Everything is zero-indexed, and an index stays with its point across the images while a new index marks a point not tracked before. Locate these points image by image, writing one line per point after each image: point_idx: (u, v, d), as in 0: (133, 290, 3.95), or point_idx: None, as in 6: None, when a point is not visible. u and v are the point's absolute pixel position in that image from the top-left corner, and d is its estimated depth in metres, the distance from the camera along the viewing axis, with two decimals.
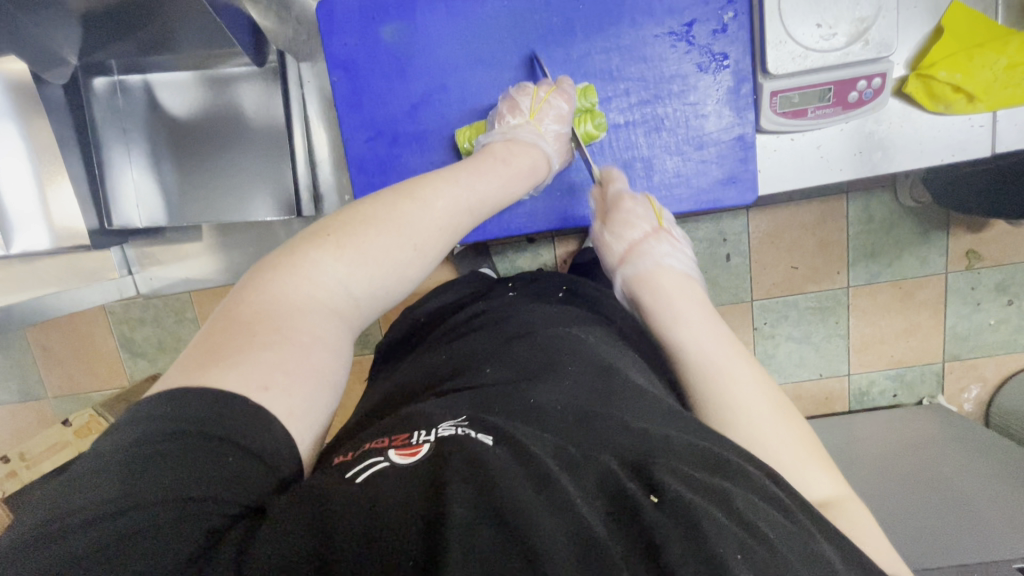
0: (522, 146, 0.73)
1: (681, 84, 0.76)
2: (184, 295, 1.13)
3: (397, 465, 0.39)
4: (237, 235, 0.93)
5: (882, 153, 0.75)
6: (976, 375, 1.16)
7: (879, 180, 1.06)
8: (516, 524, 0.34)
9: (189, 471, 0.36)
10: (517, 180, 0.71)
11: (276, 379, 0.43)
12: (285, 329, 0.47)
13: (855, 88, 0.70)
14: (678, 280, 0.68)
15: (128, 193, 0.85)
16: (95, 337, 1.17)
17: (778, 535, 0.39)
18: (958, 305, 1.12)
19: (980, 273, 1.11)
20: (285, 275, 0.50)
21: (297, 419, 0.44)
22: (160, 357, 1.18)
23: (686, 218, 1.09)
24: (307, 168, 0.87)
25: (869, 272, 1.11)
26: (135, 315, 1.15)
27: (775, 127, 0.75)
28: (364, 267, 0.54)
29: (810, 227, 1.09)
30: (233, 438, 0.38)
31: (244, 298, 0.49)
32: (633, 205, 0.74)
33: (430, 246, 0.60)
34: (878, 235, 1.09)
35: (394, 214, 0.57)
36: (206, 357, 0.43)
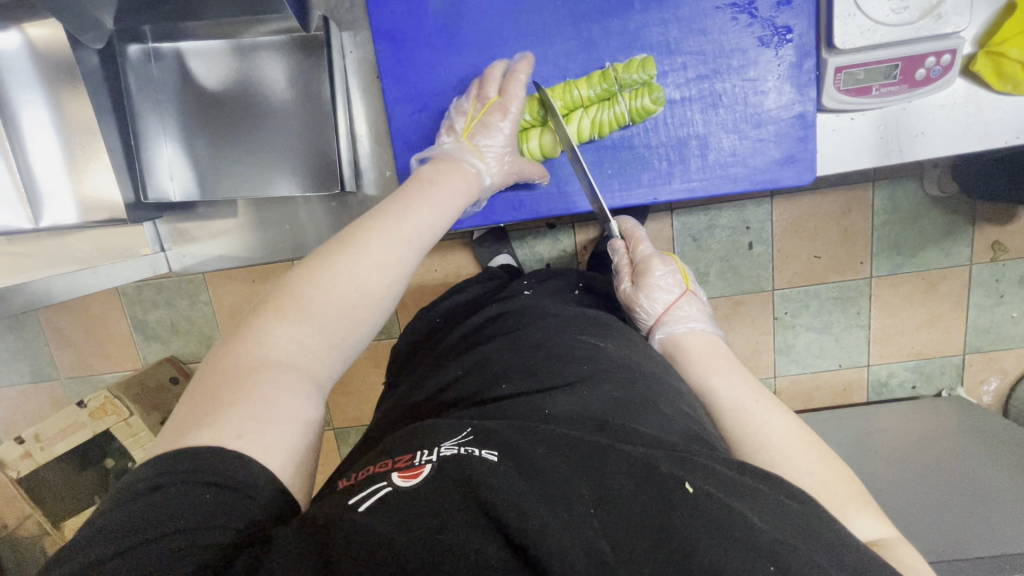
0: (452, 165, 0.70)
1: (740, 59, 0.75)
2: (198, 277, 1.11)
3: (399, 489, 0.39)
4: (268, 211, 0.87)
5: (947, 134, 0.75)
6: (996, 368, 1.15)
7: (907, 169, 1.05)
8: (523, 545, 0.34)
9: (179, 507, 0.37)
10: (450, 201, 0.65)
11: (248, 428, 0.43)
12: (243, 388, 0.45)
13: (923, 65, 0.70)
14: (708, 344, 0.71)
15: (164, 164, 0.81)
16: (108, 319, 1.15)
17: (812, 545, 0.37)
18: (981, 296, 1.11)
19: (1005, 265, 1.09)
20: (237, 343, 0.49)
21: (281, 459, 0.43)
22: (173, 339, 1.16)
23: (710, 206, 1.08)
24: (347, 141, 0.83)
25: (893, 263, 1.10)
26: (148, 297, 1.13)
27: (838, 105, 0.74)
28: (313, 320, 0.51)
29: (834, 216, 1.08)
30: (220, 481, 0.39)
31: (210, 367, 0.48)
32: (662, 270, 0.78)
33: (377, 286, 0.55)
34: (904, 225, 1.08)
35: (329, 265, 0.53)
36: (177, 427, 0.43)
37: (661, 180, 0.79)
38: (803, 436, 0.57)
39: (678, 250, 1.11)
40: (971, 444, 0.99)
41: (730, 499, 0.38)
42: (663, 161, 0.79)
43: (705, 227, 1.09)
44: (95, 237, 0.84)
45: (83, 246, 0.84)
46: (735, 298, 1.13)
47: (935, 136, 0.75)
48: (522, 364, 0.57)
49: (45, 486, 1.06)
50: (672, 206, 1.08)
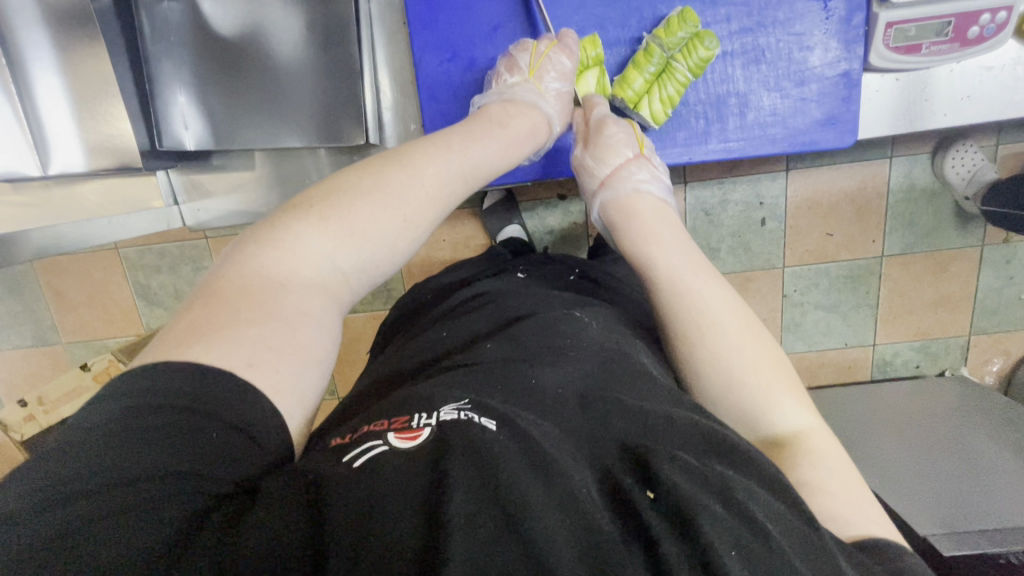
0: (520, 107, 0.71)
1: (786, 11, 0.73)
2: (201, 241, 1.10)
3: (397, 450, 0.38)
4: (286, 165, 0.88)
5: (989, 99, 0.75)
6: (1000, 349, 1.16)
7: (927, 144, 1.03)
8: (520, 517, 0.32)
9: (172, 446, 0.34)
10: (517, 146, 0.68)
11: (264, 357, 0.41)
12: (268, 306, 0.44)
13: (977, 23, 0.69)
14: (659, 214, 0.69)
15: (178, 113, 0.79)
16: (110, 283, 1.13)
17: (785, 528, 0.37)
18: (991, 277, 1.11)
19: (1017, 246, 1.09)
20: (266, 250, 0.48)
21: (290, 397, 0.42)
22: (177, 306, 1.15)
23: (724, 179, 1.06)
24: (371, 93, 0.83)
25: (906, 241, 1.09)
26: (150, 262, 1.12)
27: (885, 64, 0.73)
28: (350, 239, 0.51)
29: (849, 193, 1.06)
30: (211, 411, 0.36)
31: (232, 268, 0.47)
32: (616, 129, 0.74)
33: (421, 215, 0.57)
34: (920, 204, 1.07)
35: (382, 184, 0.55)
36: (195, 322, 0.42)
37: (697, 140, 0.78)
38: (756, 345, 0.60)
39: (690, 225, 1.09)
40: (978, 422, 1.00)
41: (712, 481, 0.38)
42: (701, 119, 0.77)
43: (718, 201, 1.07)
44: (105, 189, 0.81)
45: (91, 198, 0.80)
46: (745, 274, 1.12)
47: (979, 101, 0.76)
48: (510, 333, 0.55)
49: (49, 450, 1.05)
50: (686, 178, 1.07)
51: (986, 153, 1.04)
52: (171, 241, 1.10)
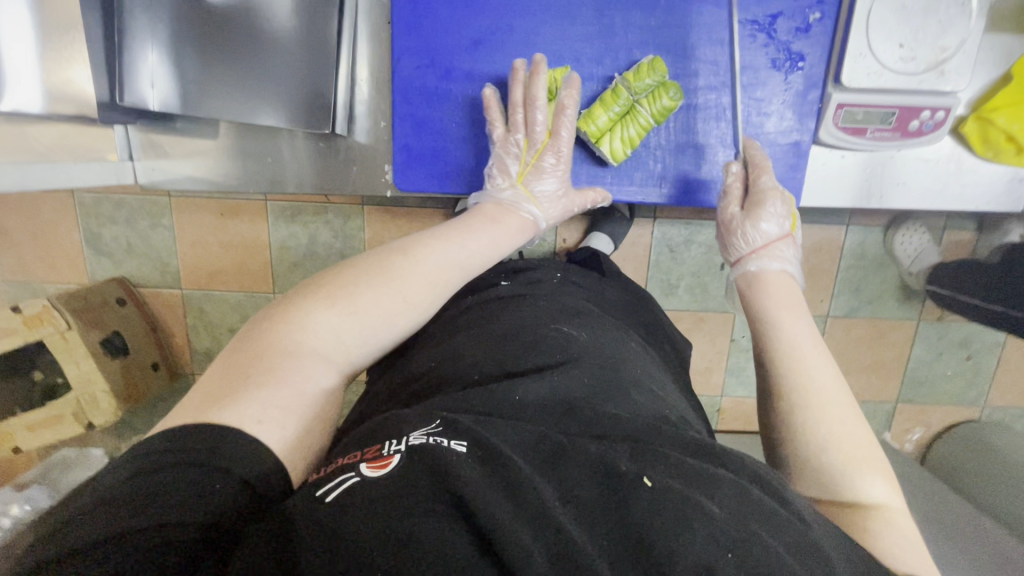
0: (507, 210, 0.76)
1: (751, 76, 0.77)
2: (163, 199, 1.07)
3: (364, 480, 0.37)
4: (251, 139, 0.85)
5: (924, 186, 0.81)
6: (922, 420, 1.23)
7: (882, 217, 1.09)
8: (487, 536, 0.33)
9: (179, 496, 0.37)
10: (509, 239, 0.74)
11: (269, 416, 0.45)
12: (273, 371, 0.48)
13: (918, 117, 0.74)
14: (788, 288, 0.67)
15: (144, 70, 0.73)
16: (58, 226, 1.09)
17: (767, 530, 0.38)
18: (922, 351, 1.18)
19: (950, 326, 1.16)
20: (281, 325, 0.53)
21: (287, 449, 0.45)
22: (128, 261, 1.11)
23: (691, 220, 1.09)
24: (345, 83, 0.82)
25: (850, 306, 1.15)
26: (106, 212, 1.08)
27: (834, 141, 0.77)
28: (355, 316, 0.56)
29: (805, 252, 1.11)
30: (207, 455, 0.40)
31: (248, 339, 0.52)
32: (776, 204, 0.73)
33: (421, 297, 0.62)
34: (868, 273, 1.13)
35: (385, 269, 0.61)
36: (206, 391, 0.46)
37: (651, 181, 0.81)
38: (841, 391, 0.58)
39: (652, 259, 1.12)
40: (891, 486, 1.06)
41: (694, 494, 0.39)
42: (658, 163, 0.81)
43: (683, 240, 1.11)
44: (58, 131, 0.78)
45: (42, 140, 0.76)
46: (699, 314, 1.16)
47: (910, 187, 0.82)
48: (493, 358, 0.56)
49: None
50: (656, 214, 1.10)
51: (934, 235, 1.10)
52: (131, 193, 1.06)
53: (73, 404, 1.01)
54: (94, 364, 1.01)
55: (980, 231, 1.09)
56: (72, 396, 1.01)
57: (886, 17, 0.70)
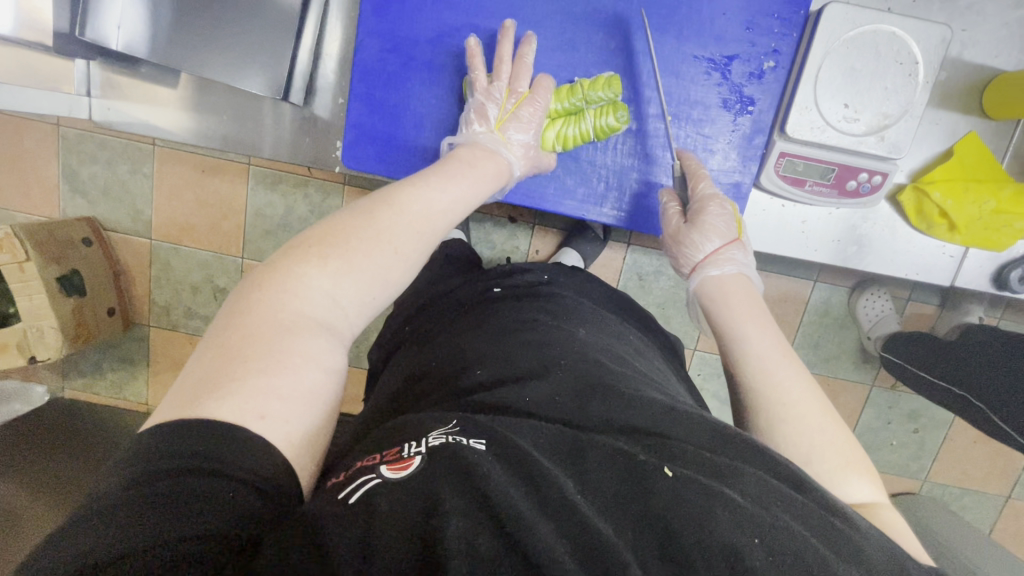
0: (485, 151, 0.70)
1: (700, 112, 0.77)
2: (147, 146, 1.07)
3: (388, 481, 0.35)
4: (214, 97, 0.85)
5: (855, 247, 0.82)
6: None
7: (850, 278, 1.11)
8: (514, 534, 0.31)
9: (177, 514, 0.30)
10: (486, 185, 0.66)
11: (274, 407, 0.38)
12: (268, 350, 0.41)
13: (855, 178, 0.75)
14: (747, 293, 0.65)
15: (114, 10, 0.74)
16: (38, 158, 1.09)
17: (781, 502, 0.38)
18: (871, 417, 1.19)
19: (901, 396, 1.17)
20: (258, 298, 0.44)
21: (300, 442, 0.39)
22: (101, 202, 1.11)
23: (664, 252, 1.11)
24: (309, 55, 0.82)
25: (806, 360, 1.16)
26: (88, 150, 1.08)
27: (774, 188, 0.78)
28: (352, 275, 0.48)
29: (771, 301, 1.13)
30: (213, 462, 0.33)
31: (225, 325, 0.42)
32: (716, 213, 0.72)
33: (413, 248, 0.54)
34: (828, 330, 1.14)
35: (373, 224, 0.51)
36: (191, 381, 0.39)
37: (594, 200, 0.81)
38: (817, 396, 0.54)
39: (622, 283, 1.13)
40: None
41: (712, 482, 0.38)
42: (602, 183, 0.81)
43: (653, 270, 1.12)
44: (18, 55, 0.80)
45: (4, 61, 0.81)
46: None
47: (847, 246, 0.82)
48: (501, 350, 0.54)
49: None
50: (631, 240, 1.11)
51: (897, 304, 1.12)
52: (115, 136, 1.06)
53: (19, 335, 0.99)
54: (47, 299, 0.99)
55: (941, 306, 1.11)
56: (20, 328, 0.99)
57: (835, 76, 0.71)
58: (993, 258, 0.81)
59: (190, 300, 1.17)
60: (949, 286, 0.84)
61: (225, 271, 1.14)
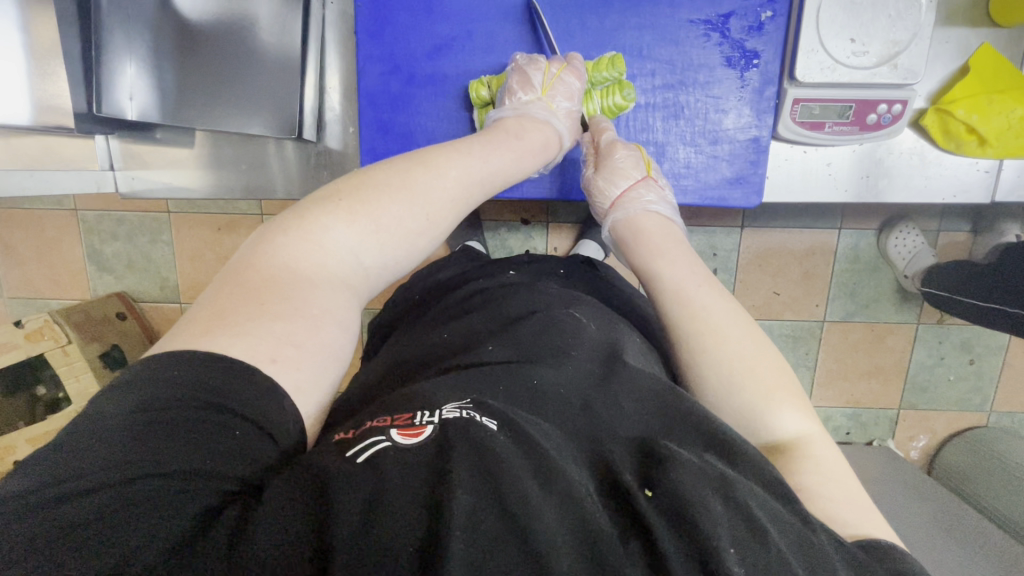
0: (535, 122, 0.71)
1: (706, 75, 0.77)
2: (162, 214, 1.10)
3: (399, 446, 0.35)
4: (228, 149, 0.88)
5: (886, 179, 0.80)
6: (926, 427, 1.20)
7: (875, 219, 1.09)
8: (518, 520, 0.30)
9: (193, 445, 0.32)
10: (531, 158, 0.67)
11: (286, 353, 0.39)
12: (289, 299, 0.42)
13: (875, 111, 0.74)
14: (702, 292, 0.65)
15: (123, 80, 0.71)
16: (62, 244, 1.12)
17: (794, 532, 0.36)
18: (923, 355, 1.16)
19: (950, 329, 1.14)
20: (290, 241, 0.46)
21: (308, 398, 0.40)
22: (128, 275, 1.14)
23: (681, 227, 1.10)
24: (315, 92, 0.85)
25: (846, 310, 1.14)
26: (108, 228, 1.11)
27: (793, 136, 0.78)
28: (375, 237, 0.50)
29: (798, 256, 1.11)
30: (231, 403, 0.34)
31: (252, 259, 0.44)
32: (642, 187, 0.72)
33: (444, 217, 0.55)
34: (862, 276, 1.12)
35: (409, 183, 0.53)
36: (214, 312, 0.40)
37: None
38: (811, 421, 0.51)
39: None
40: (893, 493, 1.04)
41: (721, 491, 0.36)
42: None
43: None
44: None
45: None
46: None
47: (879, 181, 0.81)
48: (511, 335, 0.53)
49: None
50: None
51: (928, 237, 1.10)
52: (132, 210, 1.10)
53: (72, 416, 1.03)
54: (93, 377, 1.03)
55: (975, 232, 1.08)
56: (71, 409, 1.02)
57: (836, 13, 0.70)
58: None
59: None
60: (987, 204, 0.81)
61: None
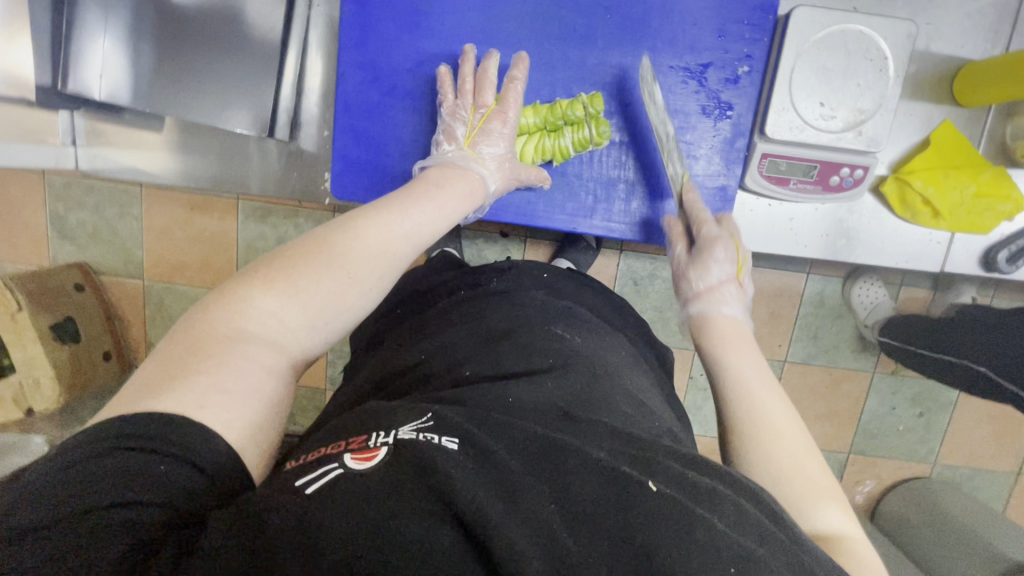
0: (456, 171, 0.69)
1: (681, 120, 0.78)
2: (133, 189, 1.07)
3: (352, 472, 0.35)
4: (196, 137, 0.85)
5: (848, 240, 0.83)
6: (873, 473, 1.24)
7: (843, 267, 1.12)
8: (479, 538, 0.31)
9: (126, 485, 0.32)
10: (456, 207, 0.65)
11: (215, 399, 0.39)
12: (210, 359, 0.41)
13: (837, 173, 0.76)
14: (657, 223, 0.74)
15: (95, 58, 0.73)
16: (25, 207, 1.09)
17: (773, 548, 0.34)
18: (876, 404, 1.19)
19: (903, 381, 1.18)
20: (216, 310, 0.45)
21: (242, 433, 0.39)
22: (91, 247, 1.11)
23: (657, 255, 1.11)
24: (292, 91, 0.83)
25: (806, 353, 1.17)
26: (75, 196, 1.08)
27: (759, 188, 0.79)
28: (299, 299, 0.48)
29: (766, 296, 1.13)
30: (158, 442, 0.35)
31: (177, 330, 0.44)
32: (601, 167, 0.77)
33: (372, 275, 0.53)
34: (825, 321, 1.15)
35: (326, 249, 0.51)
36: (127, 391, 0.39)
37: (583, 212, 0.81)
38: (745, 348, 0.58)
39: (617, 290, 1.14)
40: None
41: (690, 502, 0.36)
42: (589, 195, 0.81)
43: (648, 274, 1.12)
44: None
45: None
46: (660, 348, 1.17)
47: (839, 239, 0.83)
48: (485, 352, 0.54)
49: None
50: (622, 246, 1.11)
51: (891, 291, 1.13)
52: (102, 180, 1.07)
53: (15, 387, 1.00)
54: (41, 348, 0.99)
55: (935, 290, 1.12)
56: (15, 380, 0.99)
57: (809, 76, 0.73)
58: (980, 241, 0.82)
59: None
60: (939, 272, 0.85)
61: None
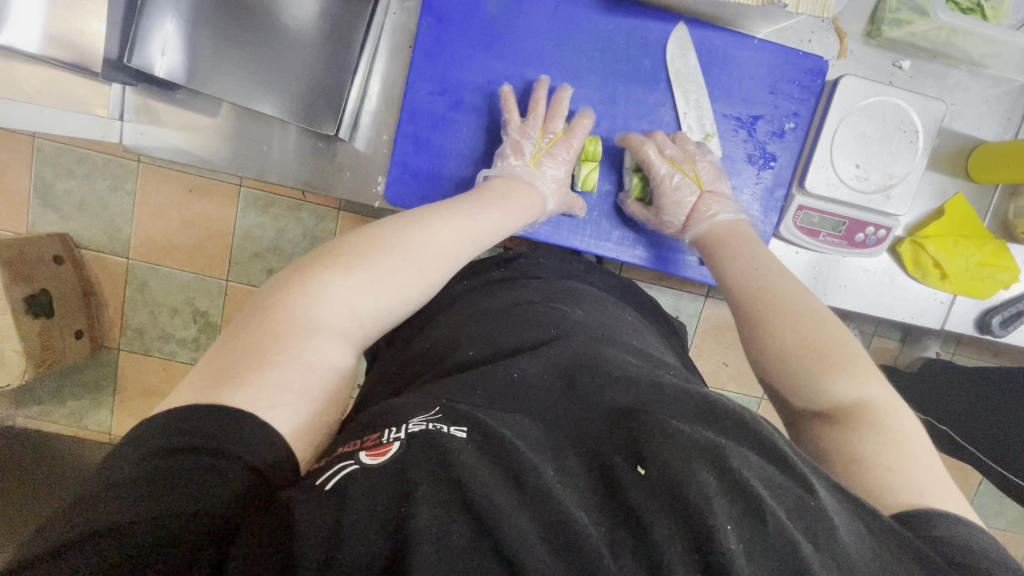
0: (518, 182, 0.73)
1: (727, 165, 0.81)
2: (130, 163, 1.03)
3: (366, 468, 0.34)
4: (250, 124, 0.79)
5: (861, 293, 0.85)
6: None
7: None
8: (488, 524, 0.31)
9: (169, 494, 0.31)
10: (516, 218, 0.69)
11: (284, 399, 0.39)
12: (287, 347, 0.42)
13: (863, 231, 0.78)
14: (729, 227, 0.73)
15: (159, 37, 0.70)
16: (8, 168, 1.03)
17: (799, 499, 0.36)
18: None
19: None
20: (293, 293, 0.46)
21: (301, 433, 0.39)
22: (76, 218, 1.06)
23: (654, 284, 1.14)
24: (358, 93, 0.78)
25: None
26: (65, 163, 1.03)
27: (790, 237, 0.81)
28: (376, 288, 0.50)
29: None
30: (203, 442, 0.34)
31: (249, 310, 0.45)
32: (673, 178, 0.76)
33: (435, 271, 0.56)
34: None
35: (402, 240, 0.55)
36: (201, 370, 0.40)
37: (627, 242, 0.83)
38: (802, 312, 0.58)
39: None
40: None
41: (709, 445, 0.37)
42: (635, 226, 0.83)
43: None
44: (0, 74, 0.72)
45: None
46: None
47: (853, 291, 0.85)
48: (488, 334, 0.54)
49: None
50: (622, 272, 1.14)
51: (863, 339, 1.20)
52: (96, 150, 1.02)
53: None
54: (11, 322, 0.93)
55: (903, 342, 1.19)
56: None
57: (849, 138, 0.75)
58: (979, 304, 0.85)
59: (166, 322, 1.11)
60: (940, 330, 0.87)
61: (207, 294, 1.09)
